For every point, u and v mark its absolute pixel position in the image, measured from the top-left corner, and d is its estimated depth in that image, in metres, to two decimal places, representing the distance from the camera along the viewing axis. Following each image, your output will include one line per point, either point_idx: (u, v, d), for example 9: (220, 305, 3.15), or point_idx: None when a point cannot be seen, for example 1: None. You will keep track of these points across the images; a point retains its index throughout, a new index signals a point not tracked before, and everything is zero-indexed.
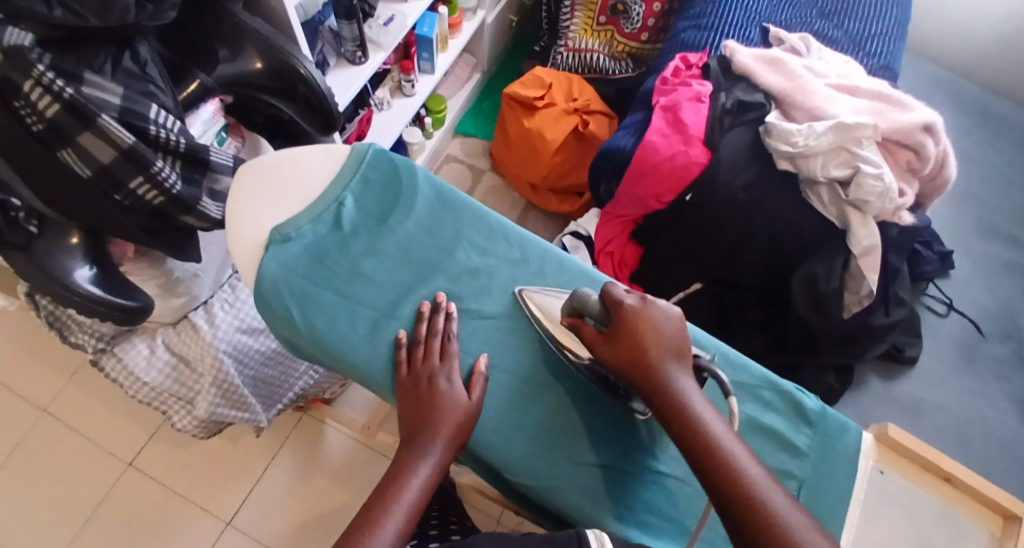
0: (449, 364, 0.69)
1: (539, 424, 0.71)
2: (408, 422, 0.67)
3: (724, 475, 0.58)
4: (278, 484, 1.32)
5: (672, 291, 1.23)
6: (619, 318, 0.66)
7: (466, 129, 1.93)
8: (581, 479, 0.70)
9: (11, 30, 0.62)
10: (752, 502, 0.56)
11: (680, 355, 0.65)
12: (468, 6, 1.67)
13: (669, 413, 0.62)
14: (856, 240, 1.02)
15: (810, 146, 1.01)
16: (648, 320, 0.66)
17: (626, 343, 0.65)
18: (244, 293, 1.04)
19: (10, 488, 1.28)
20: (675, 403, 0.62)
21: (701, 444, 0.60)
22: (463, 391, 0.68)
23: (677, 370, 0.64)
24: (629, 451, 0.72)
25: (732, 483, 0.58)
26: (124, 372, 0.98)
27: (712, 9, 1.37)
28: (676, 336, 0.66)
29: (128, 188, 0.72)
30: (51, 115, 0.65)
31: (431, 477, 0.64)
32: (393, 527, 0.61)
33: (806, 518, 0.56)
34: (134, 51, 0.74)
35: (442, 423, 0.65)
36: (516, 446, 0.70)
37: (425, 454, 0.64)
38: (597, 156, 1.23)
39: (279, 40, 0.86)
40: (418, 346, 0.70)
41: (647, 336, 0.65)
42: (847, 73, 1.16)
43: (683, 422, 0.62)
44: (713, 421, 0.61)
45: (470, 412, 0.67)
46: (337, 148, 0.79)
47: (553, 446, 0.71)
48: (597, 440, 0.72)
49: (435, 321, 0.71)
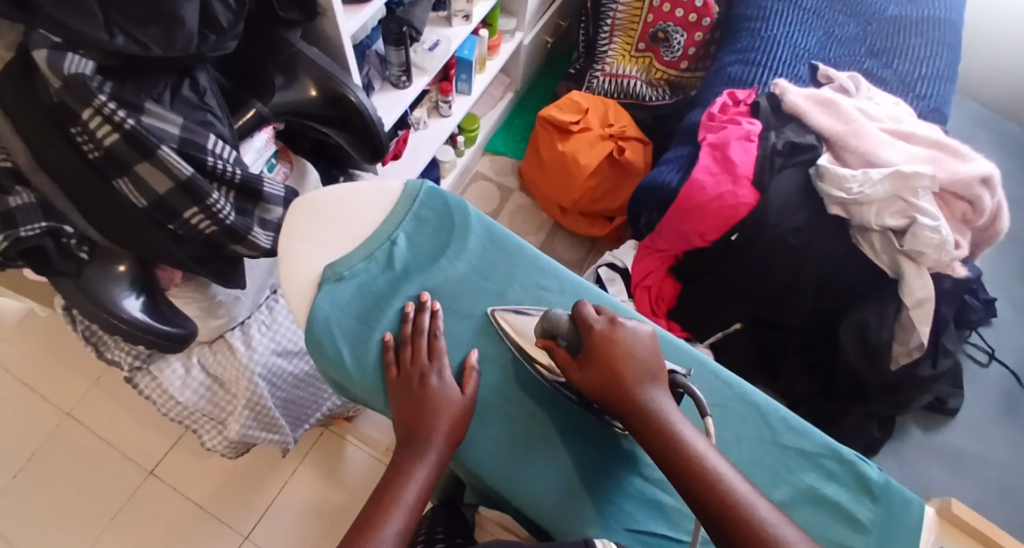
0: (439, 362, 0.68)
1: (513, 424, 0.70)
2: (406, 420, 0.66)
3: (708, 489, 0.59)
4: (298, 500, 1.30)
5: (711, 331, 1.21)
6: (586, 342, 0.66)
7: (496, 147, 1.92)
8: (565, 491, 0.68)
9: (72, 58, 0.62)
10: (738, 512, 0.58)
11: (656, 376, 0.65)
12: (507, 28, 1.66)
13: (654, 432, 0.62)
14: (909, 290, 0.99)
15: (865, 193, 0.98)
16: (622, 340, 0.66)
17: (600, 366, 0.65)
18: (281, 315, 1.03)
19: (31, 493, 1.27)
20: (654, 419, 0.63)
21: (684, 460, 0.61)
22: (457, 388, 0.68)
23: (655, 386, 0.65)
24: (608, 461, 0.70)
25: (714, 497, 0.59)
26: (157, 391, 0.96)
27: (759, 44, 1.35)
28: (650, 355, 0.66)
29: (183, 218, 0.71)
30: (109, 144, 0.64)
31: (432, 475, 0.64)
32: (399, 526, 0.61)
33: (789, 525, 0.58)
34: (193, 80, 0.73)
35: (437, 421, 0.65)
36: (490, 452, 0.69)
37: (422, 453, 0.64)
38: (640, 189, 1.21)
39: (335, 70, 0.86)
40: (405, 347, 0.69)
41: (620, 358, 0.65)
42: (900, 117, 1.14)
43: (664, 438, 0.62)
44: (694, 436, 0.62)
45: (464, 407, 0.67)
46: (390, 186, 0.79)
47: (529, 450, 0.69)
48: (587, 454, 0.70)
49: (421, 318, 0.70)
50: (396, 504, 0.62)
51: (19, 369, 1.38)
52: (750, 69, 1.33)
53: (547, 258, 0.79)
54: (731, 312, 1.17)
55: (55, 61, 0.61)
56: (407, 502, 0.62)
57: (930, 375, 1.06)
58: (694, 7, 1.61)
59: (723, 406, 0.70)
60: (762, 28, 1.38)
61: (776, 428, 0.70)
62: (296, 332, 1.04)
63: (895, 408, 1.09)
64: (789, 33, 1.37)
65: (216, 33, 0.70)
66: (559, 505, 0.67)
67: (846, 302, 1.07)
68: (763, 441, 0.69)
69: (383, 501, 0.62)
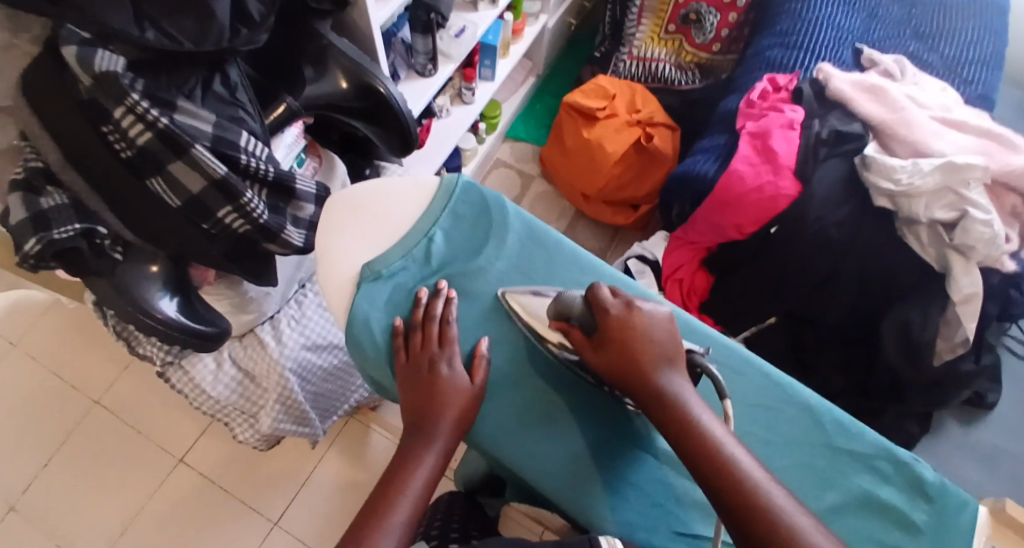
0: (449, 350, 0.66)
1: (520, 404, 0.68)
2: (415, 405, 0.65)
3: (722, 475, 0.57)
4: (324, 489, 1.29)
5: (744, 326, 1.18)
6: (602, 324, 0.64)
7: (517, 133, 1.88)
8: (574, 467, 0.66)
9: (102, 53, 0.60)
10: (754, 498, 0.55)
11: (672, 359, 0.63)
12: (532, 10, 1.61)
13: (670, 417, 0.60)
14: (957, 286, 0.95)
15: (915, 185, 0.94)
16: (638, 324, 0.64)
17: (614, 350, 0.63)
18: (310, 308, 1.02)
19: (60, 483, 1.27)
20: (669, 403, 0.60)
21: (701, 449, 0.58)
22: (466, 377, 0.66)
23: (672, 370, 0.62)
24: (620, 437, 0.68)
25: (732, 487, 0.56)
26: (189, 386, 0.95)
27: (799, 26, 1.30)
28: (666, 338, 0.64)
29: (216, 217, 0.69)
30: (141, 142, 0.62)
31: (439, 464, 0.63)
32: (403, 517, 0.60)
33: (805, 514, 0.55)
34: (225, 74, 0.71)
35: (447, 408, 0.64)
36: (496, 427, 0.67)
37: (432, 439, 0.63)
38: (673, 179, 1.18)
39: (366, 61, 0.83)
40: (415, 332, 0.67)
41: (638, 338, 0.63)
42: (949, 104, 1.10)
43: (682, 426, 0.59)
44: (711, 421, 0.60)
45: (473, 396, 0.65)
46: (425, 180, 0.77)
47: (539, 429, 0.67)
48: (598, 430, 0.68)
49: (434, 305, 0.69)
50: (402, 492, 0.62)
51: (45, 356, 1.37)
52: (790, 52, 1.28)
53: (590, 256, 0.76)
54: (768, 307, 1.14)
55: (86, 55, 0.59)
56: (412, 493, 0.62)
57: (971, 371, 1.03)
58: None
59: (771, 407, 0.68)
60: (803, 9, 1.32)
61: (826, 429, 0.67)
62: (326, 326, 1.02)
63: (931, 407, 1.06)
64: (831, 15, 1.31)
65: (247, 26, 0.67)
66: (575, 485, 0.65)
67: (888, 298, 1.03)
68: (812, 442, 0.67)
69: (388, 493, 0.62)
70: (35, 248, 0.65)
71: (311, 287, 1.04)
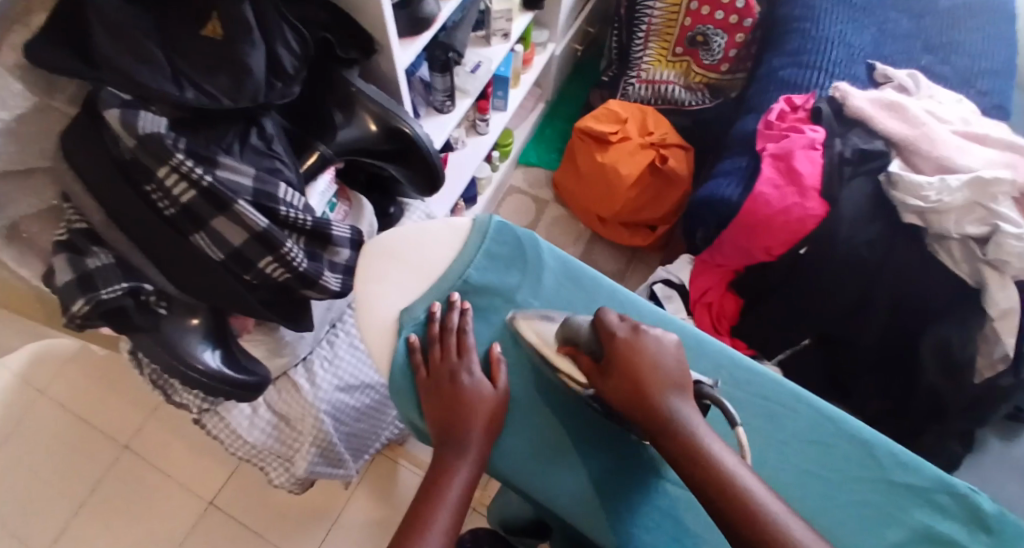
0: (467, 359, 0.68)
1: (537, 429, 0.68)
2: (442, 422, 0.65)
3: (736, 510, 0.54)
4: (355, 529, 1.27)
5: (776, 350, 1.19)
6: (610, 350, 0.63)
7: (528, 159, 1.86)
8: (580, 492, 0.65)
9: (146, 116, 0.62)
10: (774, 536, 0.52)
11: (681, 386, 0.61)
12: (540, 40, 1.62)
13: (678, 450, 0.57)
14: (992, 301, 0.94)
15: (944, 201, 0.95)
16: (644, 349, 0.62)
17: (622, 378, 0.61)
18: (341, 349, 1.02)
19: (89, 530, 1.24)
20: (677, 432, 0.58)
21: (713, 479, 0.55)
22: (488, 383, 0.67)
23: (677, 394, 0.60)
24: (628, 462, 0.67)
25: (745, 517, 0.53)
26: (225, 432, 0.94)
27: (812, 46, 1.31)
28: (673, 362, 0.62)
29: (257, 268, 0.71)
30: (185, 200, 0.64)
31: (471, 479, 0.62)
32: (445, 521, 0.59)
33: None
34: (260, 127, 0.73)
35: (473, 418, 0.64)
36: (511, 450, 0.67)
37: (464, 450, 0.63)
38: (698, 204, 1.19)
39: (391, 105, 0.84)
40: (433, 346, 0.69)
41: (641, 363, 0.61)
42: (968, 116, 1.10)
43: (693, 458, 0.57)
44: (724, 451, 0.57)
45: (497, 401, 0.66)
46: (459, 223, 0.77)
47: (549, 455, 0.67)
48: (605, 455, 0.67)
49: (450, 316, 0.70)
50: (439, 502, 0.60)
51: (70, 401, 1.35)
52: (805, 72, 1.28)
53: (628, 292, 0.76)
54: (801, 329, 1.14)
55: (129, 119, 0.61)
56: (450, 502, 0.60)
57: (1011, 384, 0.97)
58: (735, 8, 1.54)
59: (825, 441, 0.67)
60: (813, 28, 1.33)
61: (884, 464, 0.66)
62: (358, 366, 1.02)
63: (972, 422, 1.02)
64: (842, 32, 1.33)
65: (282, 79, 0.72)
66: (600, 505, 0.65)
67: (924, 317, 1.01)
68: (868, 478, 0.66)
69: (426, 498, 0.61)
70: (82, 310, 0.65)
71: (341, 327, 1.04)
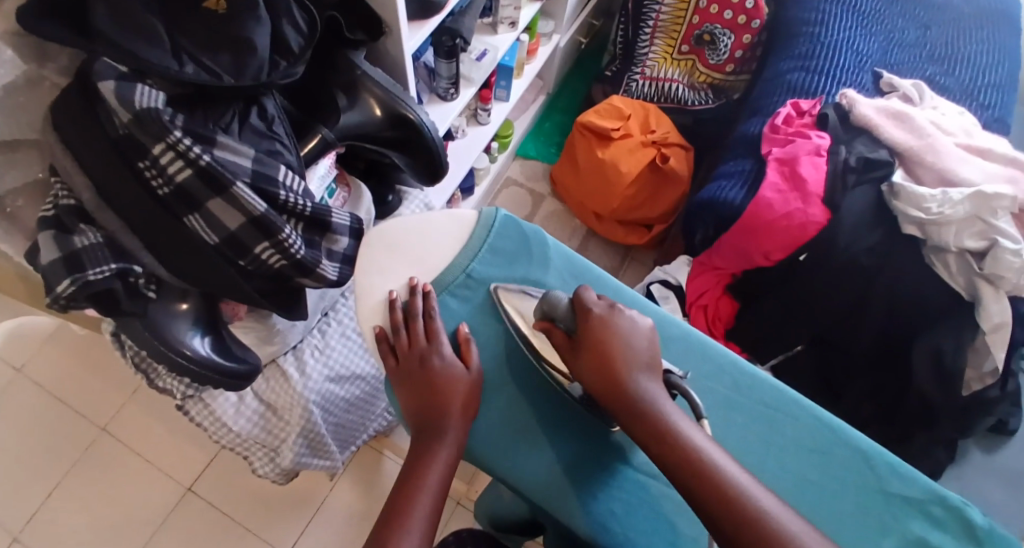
0: (437, 343, 0.67)
1: (515, 414, 0.67)
2: (422, 411, 0.65)
3: (702, 483, 0.55)
4: (338, 517, 1.26)
5: (769, 354, 1.17)
6: (585, 327, 0.63)
7: (527, 151, 1.84)
8: (548, 473, 0.64)
9: (143, 90, 0.60)
10: (738, 506, 0.54)
11: (649, 368, 0.62)
12: (545, 31, 1.60)
13: (645, 426, 0.58)
14: (986, 315, 0.94)
15: (945, 214, 0.95)
16: (616, 329, 0.63)
17: (593, 359, 0.62)
18: (333, 338, 0.99)
19: (65, 512, 1.22)
20: (645, 409, 0.59)
21: (682, 456, 0.56)
22: (460, 364, 0.66)
23: (647, 372, 0.61)
24: (606, 450, 0.66)
25: (717, 490, 0.54)
26: (210, 420, 0.91)
27: (820, 51, 1.30)
28: (644, 343, 0.63)
29: (253, 254, 0.69)
30: (180, 179, 0.62)
31: (451, 461, 0.62)
32: (423, 515, 0.59)
33: (795, 517, 0.54)
34: (261, 107, 0.72)
35: (451, 404, 0.64)
36: (490, 434, 0.66)
37: (440, 436, 0.63)
38: (700, 205, 1.18)
39: (397, 90, 0.84)
40: (400, 332, 0.67)
41: (612, 340, 0.62)
42: (971, 129, 1.10)
43: (661, 437, 0.58)
44: (692, 429, 0.58)
45: (472, 384, 0.66)
46: (463, 215, 0.75)
47: (525, 441, 0.66)
48: (576, 439, 0.66)
49: (412, 302, 0.69)
50: (419, 489, 0.60)
51: (50, 381, 1.32)
52: (811, 77, 1.27)
53: (633, 293, 0.75)
54: (796, 335, 1.12)
55: (126, 93, 0.59)
56: (431, 487, 0.61)
57: (995, 396, 0.96)
58: (744, 8, 1.52)
59: (823, 451, 0.66)
60: (821, 33, 1.32)
61: (880, 473, 0.65)
62: (349, 356, 1.00)
63: (959, 432, 0.99)
64: (849, 39, 1.32)
65: (285, 58, 0.70)
66: (594, 508, 0.63)
67: (919, 327, 1.01)
68: (864, 486, 0.65)
69: (405, 489, 0.61)
70: (68, 291, 0.63)
71: (333, 316, 1.02)
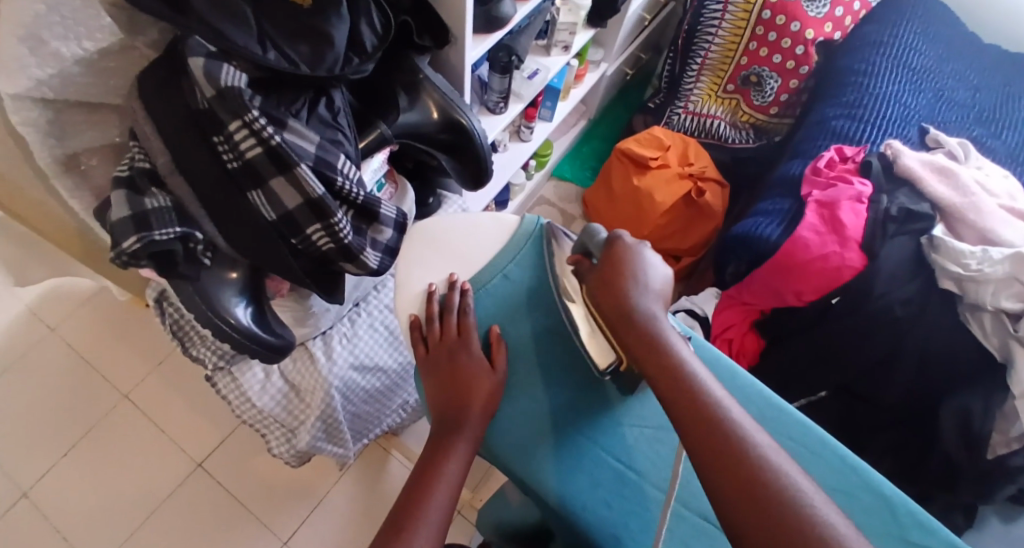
0: (468, 338, 0.69)
1: (537, 417, 0.68)
2: (445, 402, 0.67)
3: (680, 394, 0.58)
4: (340, 512, 1.27)
5: (795, 395, 1.14)
6: (610, 255, 0.65)
7: (562, 172, 1.87)
8: (549, 448, 0.66)
9: (227, 69, 0.63)
10: (711, 416, 0.56)
11: (658, 299, 0.64)
12: (594, 58, 1.62)
13: (642, 346, 0.61)
14: (1019, 379, 0.92)
15: (982, 271, 0.95)
16: (634, 261, 0.65)
17: (608, 279, 0.64)
18: (362, 328, 1.01)
19: (76, 473, 1.24)
20: (643, 327, 0.62)
21: (667, 373, 0.59)
22: (487, 363, 0.68)
23: (655, 299, 0.64)
24: (626, 458, 0.66)
25: (692, 404, 0.57)
26: (236, 393, 0.94)
27: (867, 101, 1.31)
28: (658, 280, 0.65)
29: (305, 234, 0.72)
30: (250, 155, 0.65)
31: (469, 456, 0.64)
32: (443, 499, 0.61)
33: (762, 433, 0.56)
34: (329, 99, 0.74)
35: (475, 398, 0.66)
36: (510, 431, 0.67)
37: (462, 427, 0.65)
38: (736, 241, 1.20)
39: (454, 95, 0.87)
40: (434, 324, 0.69)
41: (629, 267, 0.64)
42: (1016, 193, 1.10)
43: (653, 356, 0.60)
44: (684, 354, 0.60)
45: (495, 383, 0.67)
46: (506, 218, 0.76)
47: (547, 441, 0.66)
48: (590, 435, 0.67)
49: (449, 297, 0.70)
50: (440, 477, 0.62)
51: (80, 343, 1.35)
52: (857, 125, 1.28)
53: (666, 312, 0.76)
54: (820, 380, 1.11)
55: (212, 70, 0.62)
56: (449, 477, 0.62)
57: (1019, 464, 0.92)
58: (794, 54, 1.51)
59: (849, 492, 0.66)
60: (870, 84, 1.33)
61: (901, 522, 0.65)
62: (375, 346, 1.01)
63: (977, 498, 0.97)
64: (897, 92, 1.33)
65: (359, 56, 0.73)
66: (607, 514, 0.64)
67: (949, 386, 1.00)
68: (885, 532, 0.65)
69: (424, 477, 0.62)
70: (133, 247, 0.65)
71: (364, 306, 1.03)
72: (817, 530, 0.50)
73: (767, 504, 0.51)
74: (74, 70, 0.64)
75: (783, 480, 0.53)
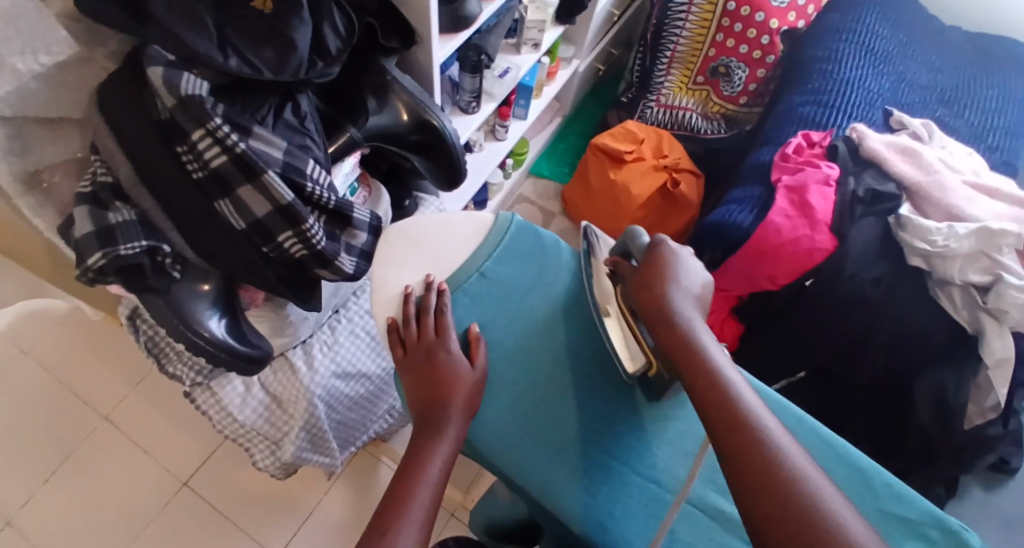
0: (446, 337, 0.69)
1: (517, 412, 0.68)
2: (425, 402, 0.68)
3: (704, 378, 0.60)
4: (330, 521, 1.26)
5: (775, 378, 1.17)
6: (652, 256, 0.69)
7: (540, 170, 1.87)
8: (532, 441, 0.67)
9: (188, 78, 0.64)
10: (729, 399, 0.59)
11: (692, 299, 0.67)
12: (565, 55, 1.63)
13: (671, 334, 0.64)
14: (989, 350, 0.96)
15: (950, 247, 0.96)
16: (673, 264, 0.68)
17: (646, 276, 0.68)
18: (342, 335, 1.01)
19: (59, 498, 1.23)
20: (675, 319, 0.65)
21: (692, 359, 0.62)
22: (466, 361, 0.68)
23: (689, 298, 0.67)
24: (609, 447, 0.67)
25: (714, 388, 0.60)
26: (216, 408, 0.93)
27: (832, 86, 1.33)
28: (695, 284, 0.69)
29: (276, 241, 0.72)
30: (215, 164, 0.65)
31: (451, 455, 0.64)
32: (426, 496, 0.61)
33: (787, 436, 0.57)
34: (295, 104, 0.75)
35: (455, 395, 0.66)
36: (491, 426, 0.67)
37: (444, 425, 0.65)
38: (709, 229, 1.21)
39: (423, 96, 0.87)
40: (411, 325, 0.70)
41: (668, 268, 0.68)
42: (978, 169, 1.13)
43: (681, 344, 0.63)
44: (711, 345, 0.63)
45: (474, 380, 0.67)
46: (481, 216, 0.78)
47: (530, 435, 0.67)
48: (577, 426, 0.68)
49: (426, 298, 0.71)
50: (421, 475, 0.62)
51: (57, 366, 1.34)
52: (823, 110, 1.30)
53: None
54: (798, 362, 1.13)
55: (172, 78, 0.62)
56: (433, 473, 0.63)
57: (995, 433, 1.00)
58: (759, 43, 1.53)
59: (827, 467, 0.68)
60: (834, 70, 1.36)
61: (877, 492, 0.67)
62: (357, 353, 1.02)
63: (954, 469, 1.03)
64: (861, 77, 1.35)
65: (324, 59, 0.74)
66: (593, 504, 0.65)
67: (922, 362, 1.02)
68: (863, 503, 0.66)
69: (406, 476, 0.63)
70: (98, 263, 0.65)
71: (344, 313, 1.03)
72: (816, 504, 0.52)
73: (778, 487, 0.53)
74: (33, 85, 0.64)
75: (785, 457, 0.55)
